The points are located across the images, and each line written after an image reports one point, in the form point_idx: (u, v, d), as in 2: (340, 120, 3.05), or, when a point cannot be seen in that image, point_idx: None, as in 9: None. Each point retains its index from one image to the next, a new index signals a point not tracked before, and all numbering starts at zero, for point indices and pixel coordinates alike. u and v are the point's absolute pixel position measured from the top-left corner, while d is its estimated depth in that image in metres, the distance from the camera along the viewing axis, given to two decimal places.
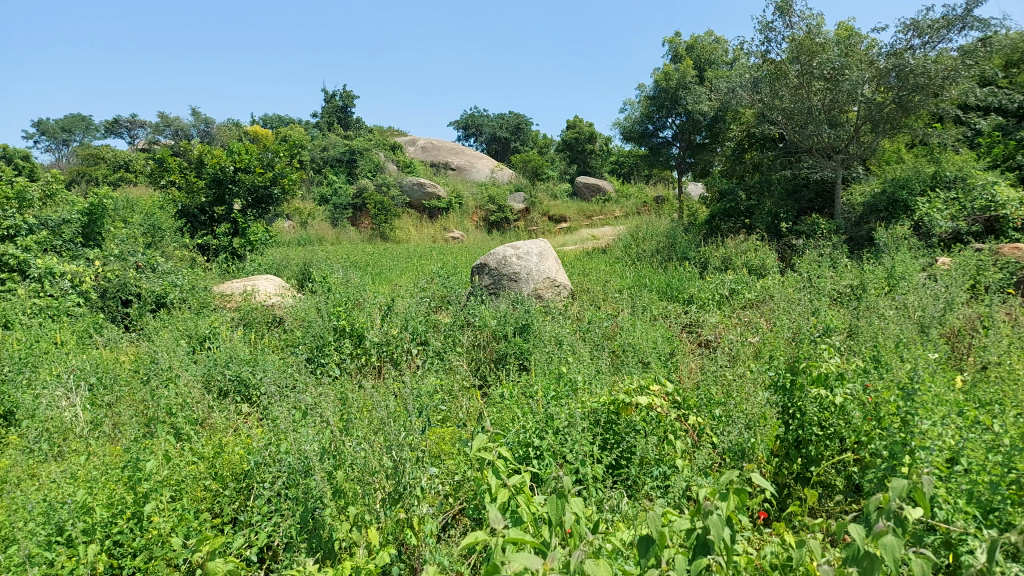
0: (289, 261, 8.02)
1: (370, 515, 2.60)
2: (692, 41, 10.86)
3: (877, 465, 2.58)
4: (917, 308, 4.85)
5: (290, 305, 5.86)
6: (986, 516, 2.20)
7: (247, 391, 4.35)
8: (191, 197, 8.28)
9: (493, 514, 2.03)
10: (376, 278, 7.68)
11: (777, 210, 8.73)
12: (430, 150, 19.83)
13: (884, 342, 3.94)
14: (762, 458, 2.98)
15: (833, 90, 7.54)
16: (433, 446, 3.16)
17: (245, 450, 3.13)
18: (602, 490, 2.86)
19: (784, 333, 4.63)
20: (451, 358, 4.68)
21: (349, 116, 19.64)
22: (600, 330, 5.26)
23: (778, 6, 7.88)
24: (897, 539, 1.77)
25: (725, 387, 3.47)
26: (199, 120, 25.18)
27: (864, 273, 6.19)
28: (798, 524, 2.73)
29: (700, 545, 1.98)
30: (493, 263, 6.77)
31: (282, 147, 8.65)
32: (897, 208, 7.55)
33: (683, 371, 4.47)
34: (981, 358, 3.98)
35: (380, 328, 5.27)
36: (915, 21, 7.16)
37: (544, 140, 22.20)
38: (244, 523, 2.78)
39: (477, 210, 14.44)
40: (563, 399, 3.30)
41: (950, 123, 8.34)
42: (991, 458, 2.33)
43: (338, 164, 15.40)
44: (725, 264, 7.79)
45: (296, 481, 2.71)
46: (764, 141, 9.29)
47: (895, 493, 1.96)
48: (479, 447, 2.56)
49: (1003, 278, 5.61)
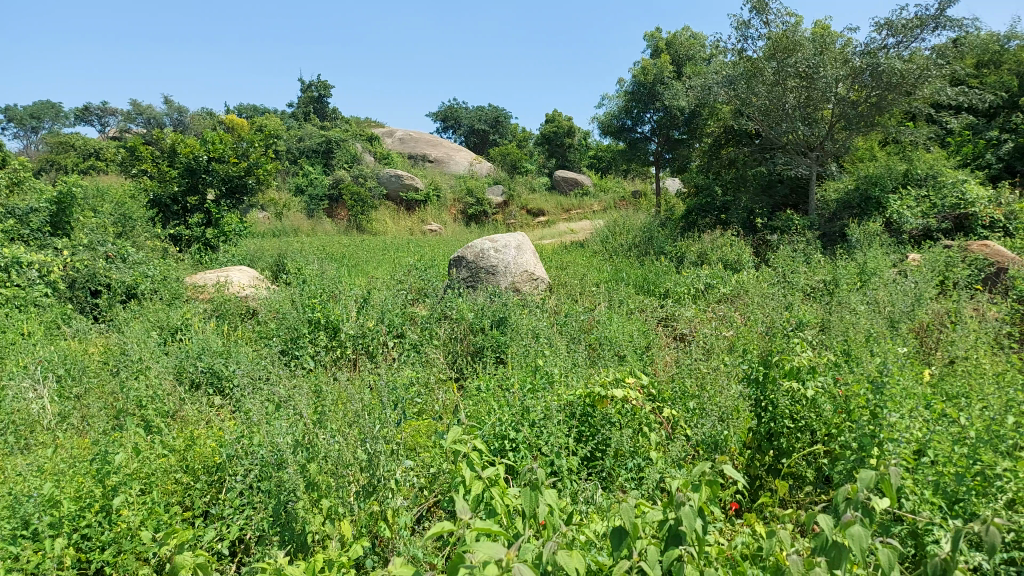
0: (263, 252, 7.93)
1: (344, 507, 2.59)
2: (671, 37, 10.96)
3: (847, 457, 2.62)
4: (887, 304, 4.94)
5: (264, 297, 5.81)
6: (952, 507, 2.24)
7: (220, 383, 4.32)
8: (164, 187, 8.12)
9: (464, 505, 2.04)
10: (352, 270, 7.63)
11: (753, 206, 8.83)
12: (407, 142, 19.73)
13: (853, 336, 4.01)
14: (734, 450, 3.03)
15: (808, 88, 7.61)
16: (408, 439, 3.16)
17: (217, 442, 3.10)
18: (577, 482, 2.88)
19: (757, 328, 4.69)
20: (428, 352, 4.68)
21: (326, 107, 19.44)
22: (577, 324, 5.28)
23: (754, 3, 7.94)
24: (864, 529, 1.80)
25: (699, 380, 3.51)
26: (172, 108, 24.68)
27: (837, 268, 6.28)
28: (769, 515, 2.76)
29: (672, 536, 2.01)
30: (470, 255, 6.75)
31: (258, 137, 8.58)
32: (870, 205, 7.66)
33: (658, 364, 4.51)
34: (948, 353, 4.06)
35: (356, 320, 5.24)
36: (889, 21, 7.25)
37: (524, 134, 22.19)
38: (215, 517, 2.76)
39: (456, 202, 14.40)
40: (539, 393, 3.32)
41: (923, 122, 8.47)
42: (956, 450, 2.38)
43: (314, 155, 15.26)
44: (701, 259, 7.86)
45: (269, 473, 2.69)
46: (740, 136, 9.36)
47: (862, 484, 2.00)
48: (454, 439, 2.55)
49: (971, 273, 5.71)
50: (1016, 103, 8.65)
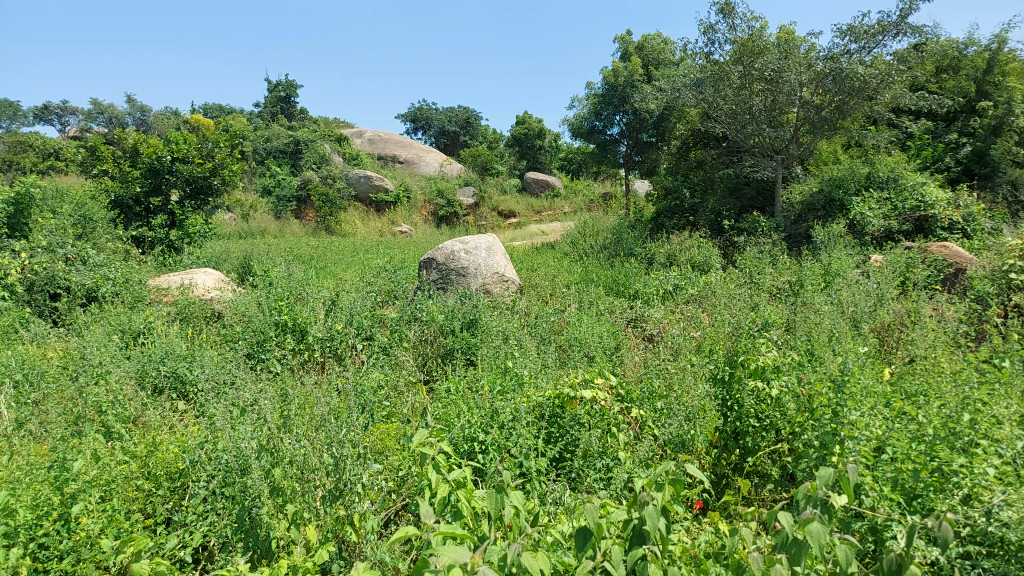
0: (229, 254, 7.80)
1: (309, 512, 2.57)
2: (642, 41, 11.11)
3: (809, 455, 2.66)
4: (850, 304, 5.04)
5: (229, 300, 5.73)
6: (910, 503, 2.30)
7: (184, 387, 4.25)
8: (126, 187, 7.95)
9: (426, 509, 2.03)
10: (320, 272, 7.56)
11: (720, 209, 8.95)
12: (377, 143, 19.61)
13: (817, 336, 4.08)
14: (700, 450, 3.07)
15: (774, 91, 7.73)
16: (376, 442, 3.14)
17: (180, 448, 3.04)
18: (545, 483, 2.88)
19: (724, 328, 4.74)
20: (397, 354, 4.65)
21: (293, 107, 19.22)
22: (547, 326, 5.30)
23: (720, 8, 8.04)
24: (823, 526, 1.84)
25: (667, 380, 3.54)
26: (134, 107, 24.18)
27: (802, 269, 6.39)
28: (734, 512, 2.80)
29: (636, 535, 2.02)
30: (440, 257, 6.72)
31: (223, 137, 8.46)
32: (834, 207, 7.81)
33: (626, 364, 4.54)
34: (908, 352, 4.14)
35: (324, 323, 5.20)
36: (852, 26, 7.39)
37: (494, 136, 22.20)
38: (177, 524, 2.71)
39: (426, 204, 14.34)
40: (509, 394, 3.31)
41: (885, 126, 8.65)
42: (915, 447, 2.43)
43: (282, 156, 15.09)
44: (669, 260, 7.93)
45: (232, 479, 2.63)
46: (708, 139, 9.47)
47: (822, 482, 2.03)
48: (420, 442, 2.53)
49: (930, 274, 5.83)
50: (974, 107, 8.87)
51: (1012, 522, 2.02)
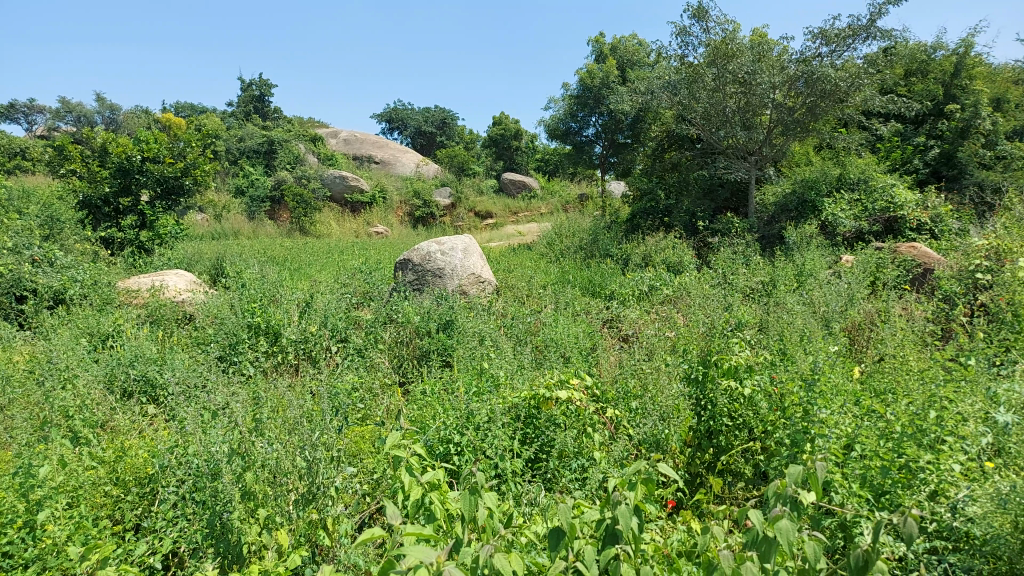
0: (201, 255, 7.70)
1: (282, 516, 2.54)
2: (616, 43, 11.18)
3: (781, 453, 2.70)
4: (821, 304, 5.11)
5: (201, 302, 5.65)
6: (878, 499, 2.32)
7: (154, 391, 4.19)
8: (94, 187, 7.81)
9: (394, 510, 2.02)
10: (295, 273, 7.50)
11: (695, 209, 9.02)
12: (352, 143, 19.49)
13: (789, 335, 4.12)
14: (675, 449, 3.09)
15: (747, 93, 7.82)
16: (350, 445, 3.11)
17: (149, 453, 2.99)
18: (520, 484, 2.88)
19: (698, 328, 4.78)
20: (372, 356, 4.61)
21: (268, 106, 19.03)
22: (523, 327, 5.30)
23: (694, 11, 8.10)
24: (791, 522, 1.85)
25: (642, 380, 3.56)
26: (104, 105, 23.79)
27: (775, 270, 6.45)
28: (706, 510, 2.81)
29: (609, 535, 2.03)
30: (416, 258, 6.70)
31: (195, 136, 8.36)
32: (806, 208, 7.90)
33: (602, 364, 4.55)
34: (877, 351, 4.20)
35: (298, 325, 5.16)
36: (824, 30, 7.50)
37: (471, 136, 22.19)
38: (147, 531, 2.67)
39: (402, 204, 14.27)
40: (484, 396, 3.30)
41: (856, 128, 8.78)
42: (883, 445, 2.47)
43: (256, 155, 14.93)
44: (645, 261, 7.98)
45: (202, 483, 2.58)
46: (682, 140, 9.55)
47: (791, 479, 2.05)
48: (393, 445, 2.51)
49: (899, 274, 5.93)
50: (941, 110, 9.03)
51: (976, 517, 2.07)
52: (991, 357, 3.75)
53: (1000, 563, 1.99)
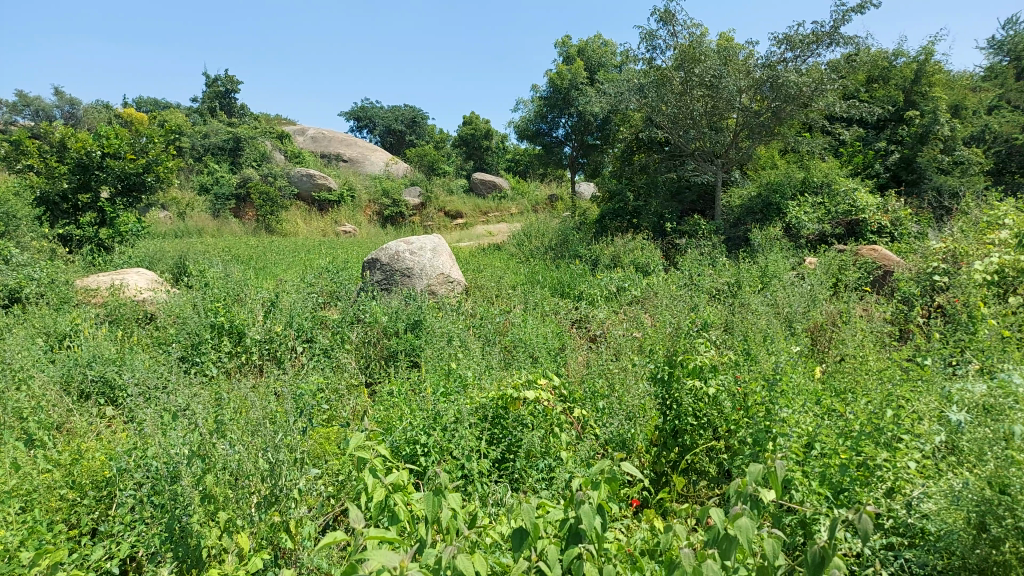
0: (163, 254, 7.56)
1: (242, 519, 2.49)
2: (584, 44, 11.26)
3: (744, 452, 2.73)
4: (784, 305, 5.20)
5: (162, 301, 5.55)
6: (837, 496, 2.34)
7: (113, 392, 4.10)
8: (52, 183, 7.60)
9: (354, 512, 2.00)
10: (260, 272, 7.40)
11: (662, 211, 9.11)
12: (321, 141, 19.31)
13: (753, 336, 4.18)
14: (641, 448, 3.11)
15: (713, 97, 7.91)
16: (314, 446, 3.09)
17: (107, 455, 2.92)
18: (487, 485, 2.88)
19: (665, 329, 4.82)
20: (338, 356, 4.56)
21: (233, 102, 18.75)
22: (492, 327, 5.30)
23: (661, 14, 8.17)
24: (751, 520, 1.87)
25: (609, 380, 3.57)
26: (63, 100, 23.19)
27: (740, 271, 6.54)
28: (670, 508, 2.85)
29: (572, 535, 2.03)
30: (384, 258, 6.66)
31: (158, 132, 8.20)
32: (771, 211, 8.02)
33: (570, 364, 4.57)
34: (838, 351, 4.28)
35: (262, 325, 5.08)
36: (788, 36, 7.63)
37: (441, 136, 22.13)
38: (103, 535, 2.60)
39: (371, 203, 14.16)
40: (451, 396, 3.28)
41: (819, 133, 8.94)
42: (842, 443, 2.49)
43: (221, 152, 14.70)
44: (614, 262, 8.03)
45: (161, 487, 2.52)
46: (650, 143, 9.64)
47: (751, 477, 2.06)
48: (356, 446, 2.48)
49: (860, 275, 6.06)
50: (902, 116, 9.24)
51: (930, 514, 2.13)
52: (946, 357, 3.85)
53: (952, 559, 2.03)
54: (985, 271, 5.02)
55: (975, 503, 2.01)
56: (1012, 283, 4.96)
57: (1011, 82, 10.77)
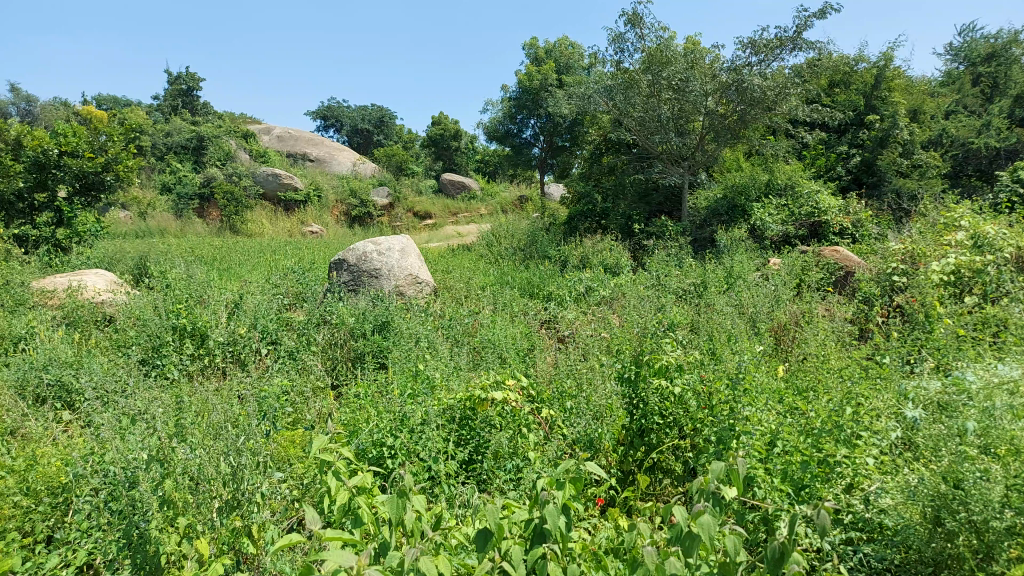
0: (123, 254, 7.39)
1: (203, 524, 2.43)
2: (551, 46, 11.29)
3: (708, 450, 2.76)
4: (749, 305, 5.27)
5: (122, 303, 5.43)
6: (798, 492, 2.37)
7: (69, 396, 4.00)
8: (6, 182, 7.37)
9: (311, 515, 1.97)
10: (224, 273, 7.28)
11: (630, 212, 9.19)
12: (287, 140, 19.09)
13: (718, 336, 4.23)
14: (608, 448, 3.11)
15: (680, 100, 7.99)
16: (278, 450, 3.04)
17: (63, 461, 2.84)
18: (454, 486, 2.87)
19: (633, 329, 4.85)
20: (304, 358, 4.50)
21: (196, 100, 18.42)
22: (460, 328, 5.28)
23: (629, 17, 8.24)
24: (712, 517, 1.88)
25: (577, 380, 3.58)
26: (20, 96, 22.57)
27: (706, 272, 6.62)
28: (635, 507, 2.87)
29: (536, 535, 2.02)
30: (352, 258, 6.59)
31: (117, 130, 8.01)
32: (736, 213, 8.13)
33: (538, 364, 4.57)
34: (801, 350, 4.34)
35: (226, 326, 4.99)
36: (753, 40, 7.74)
37: (409, 136, 22.03)
38: (59, 543, 2.53)
39: (339, 203, 14.02)
40: (419, 398, 3.25)
41: (783, 136, 9.08)
42: (804, 440, 2.52)
43: (184, 151, 14.44)
44: (582, 262, 8.07)
45: (119, 493, 2.44)
46: (619, 145, 9.71)
47: (713, 475, 2.07)
48: (320, 448, 2.43)
49: (822, 276, 6.16)
50: (862, 120, 9.42)
51: (888, 509, 2.18)
52: (904, 356, 3.94)
53: (910, 553, 2.08)
54: (942, 271, 5.14)
55: (930, 498, 2.05)
56: (967, 284, 5.09)
57: (967, 88, 11.06)
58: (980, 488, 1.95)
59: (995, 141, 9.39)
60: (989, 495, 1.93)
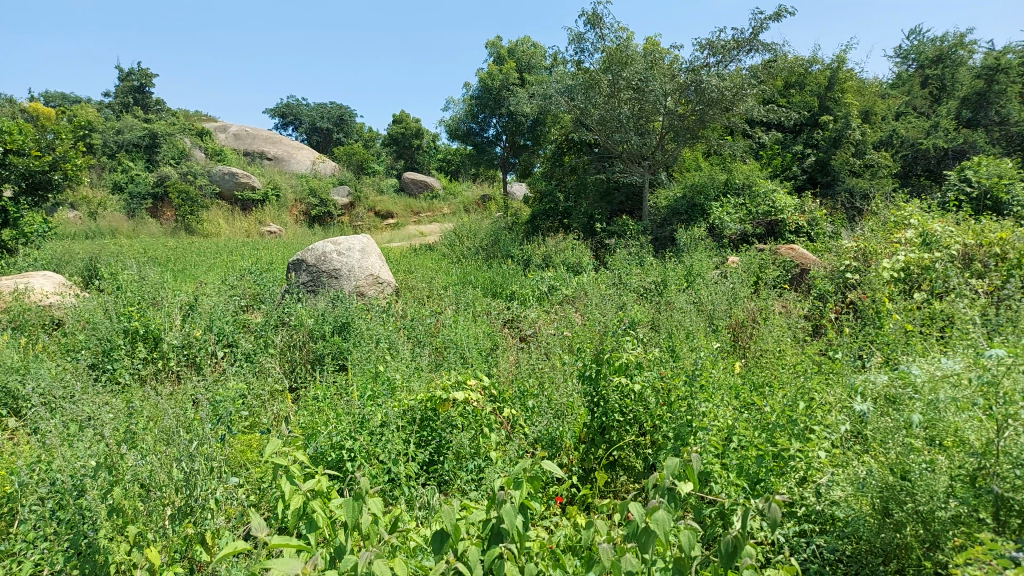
0: (73, 256, 7.17)
1: (154, 533, 2.36)
2: (513, 45, 11.30)
3: (667, 447, 2.78)
4: (708, 303, 5.35)
5: (71, 305, 5.27)
6: (753, 486, 2.40)
7: (16, 403, 3.87)
8: None
9: (257, 520, 1.93)
10: (179, 274, 7.12)
11: (592, 212, 9.25)
12: (244, 138, 18.77)
13: (677, 334, 4.28)
14: (569, 446, 3.12)
15: (640, 100, 8.07)
16: (234, 454, 2.98)
17: (8, 469, 2.75)
18: (414, 488, 2.84)
19: (594, 327, 4.88)
20: (262, 361, 4.43)
21: (149, 97, 17.98)
22: (423, 328, 5.26)
23: (589, 17, 8.28)
24: (666, 513, 1.90)
25: (539, 379, 3.57)
26: None
27: (667, 270, 6.70)
28: (595, 505, 2.88)
29: (494, 534, 2.01)
30: (311, 259, 6.50)
31: (66, 128, 7.77)
32: (695, 212, 8.26)
33: (501, 363, 4.56)
34: (758, 347, 4.41)
35: (181, 329, 4.87)
36: (711, 41, 7.85)
37: (370, 134, 21.83)
38: (4, 554, 2.44)
39: (298, 203, 13.82)
40: (379, 400, 3.20)
41: (740, 136, 9.23)
42: (758, 436, 2.55)
43: (136, 149, 14.08)
44: (545, 261, 8.10)
45: (66, 501, 2.36)
46: (581, 144, 9.76)
47: (668, 472, 2.08)
48: (273, 452, 2.38)
49: (779, 274, 6.28)
50: (817, 121, 9.63)
51: (839, 501, 2.23)
52: (856, 351, 4.04)
53: (861, 543, 2.13)
54: (892, 268, 5.28)
55: (878, 490, 2.10)
56: (916, 280, 5.24)
57: (916, 90, 11.37)
58: (926, 479, 2.02)
59: (943, 142, 9.69)
60: (934, 486, 2.00)
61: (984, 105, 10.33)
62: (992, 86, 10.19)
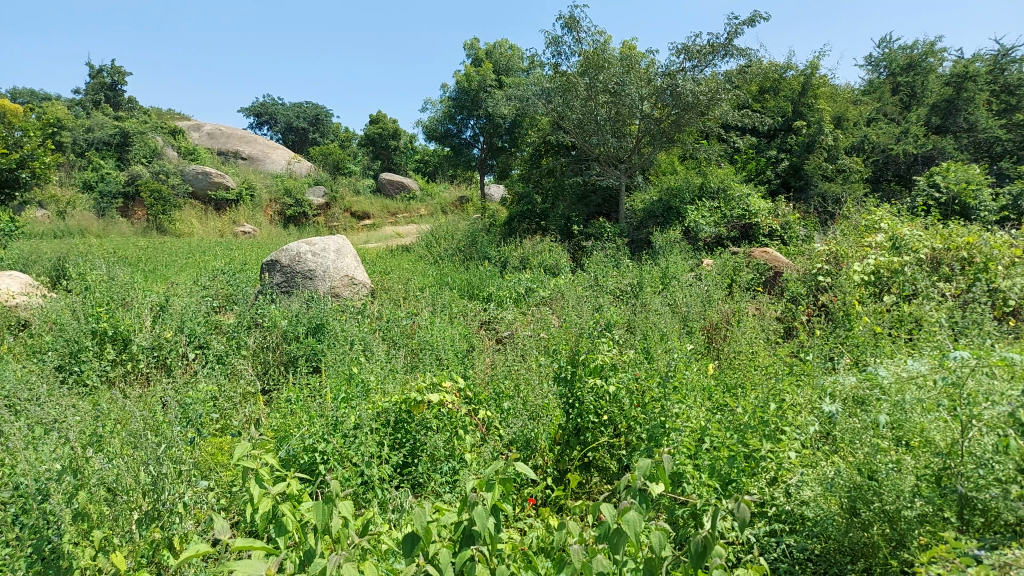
0: (40, 255, 7.04)
1: (121, 537, 2.32)
2: (490, 47, 11.32)
3: (640, 447, 2.79)
4: (682, 305, 5.40)
5: (37, 306, 5.17)
6: (724, 487, 2.41)
7: None
8: None
9: (221, 523, 1.90)
10: (150, 275, 7.02)
11: (569, 214, 9.28)
12: (218, 138, 18.56)
13: (652, 336, 4.31)
14: (544, 448, 3.12)
15: (616, 103, 8.12)
16: (204, 458, 2.94)
17: None
18: (387, 490, 2.82)
19: (570, 329, 4.89)
20: (234, 362, 4.37)
21: (120, 95, 17.71)
22: (398, 330, 5.23)
23: (567, 21, 8.32)
24: (638, 514, 1.90)
25: (514, 380, 3.57)
26: None
27: (643, 272, 6.74)
28: (568, 506, 2.88)
29: (466, 537, 2.00)
30: (285, 259, 6.42)
31: (34, 125, 7.63)
32: (671, 215, 8.33)
33: (476, 365, 4.55)
34: (731, 349, 4.45)
35: (151, 330, 4.79)
36: (687, 46, 7.93)
37: (346, 134, 21.69)
38: None
39: (272, 203, 13.69)
40: (352, 402, 3.17)
41: (715, 140, 9.32)
42: (730, 436, 2.57)
43: (106, 147, 13.84)
44: (522, 263, 8.10)
45: (29, 506, 2.31)
46: (558, 147, 9.78)
47: (640, 472, 2.08)
48: (242, 455, 2.33)
49: (753, 276, 6.34)
50: (790, 126, 9.76)
51: (809, 501, 2.25)
52: (827, 352, 4.09)
53: (829, 542, 2.15)
54: (863, 271, 5.36)
55: (846, 490, 2.12)
56: (886, 283, 5.33)
57: (887, 97, 11.57)
58: (892, 479, 2.05)
59: (913, 148, 9.86)
60: (901, 485, 2.04)
61: (953, 112, 10.54)
62: (961, 93, 10.40)
